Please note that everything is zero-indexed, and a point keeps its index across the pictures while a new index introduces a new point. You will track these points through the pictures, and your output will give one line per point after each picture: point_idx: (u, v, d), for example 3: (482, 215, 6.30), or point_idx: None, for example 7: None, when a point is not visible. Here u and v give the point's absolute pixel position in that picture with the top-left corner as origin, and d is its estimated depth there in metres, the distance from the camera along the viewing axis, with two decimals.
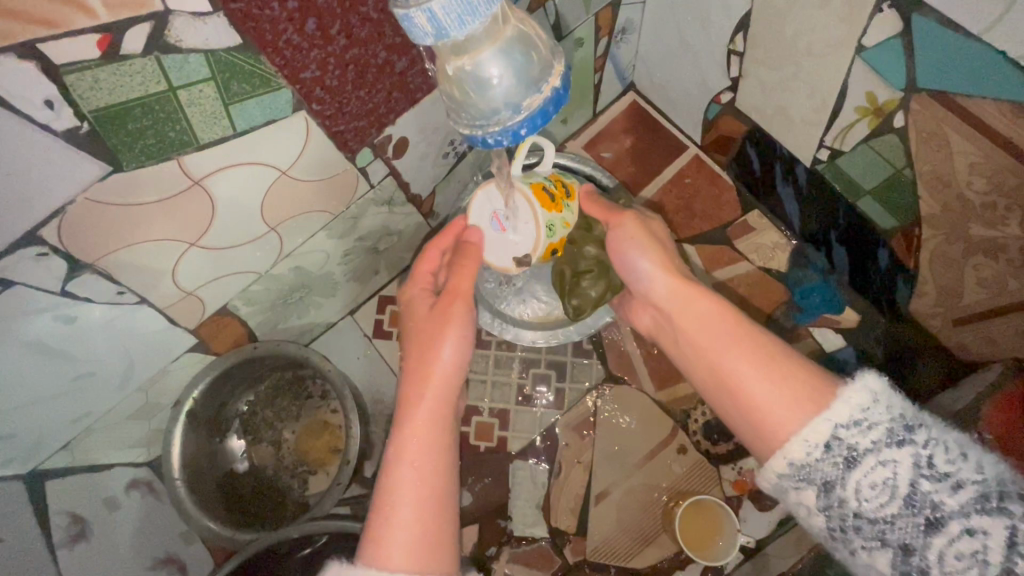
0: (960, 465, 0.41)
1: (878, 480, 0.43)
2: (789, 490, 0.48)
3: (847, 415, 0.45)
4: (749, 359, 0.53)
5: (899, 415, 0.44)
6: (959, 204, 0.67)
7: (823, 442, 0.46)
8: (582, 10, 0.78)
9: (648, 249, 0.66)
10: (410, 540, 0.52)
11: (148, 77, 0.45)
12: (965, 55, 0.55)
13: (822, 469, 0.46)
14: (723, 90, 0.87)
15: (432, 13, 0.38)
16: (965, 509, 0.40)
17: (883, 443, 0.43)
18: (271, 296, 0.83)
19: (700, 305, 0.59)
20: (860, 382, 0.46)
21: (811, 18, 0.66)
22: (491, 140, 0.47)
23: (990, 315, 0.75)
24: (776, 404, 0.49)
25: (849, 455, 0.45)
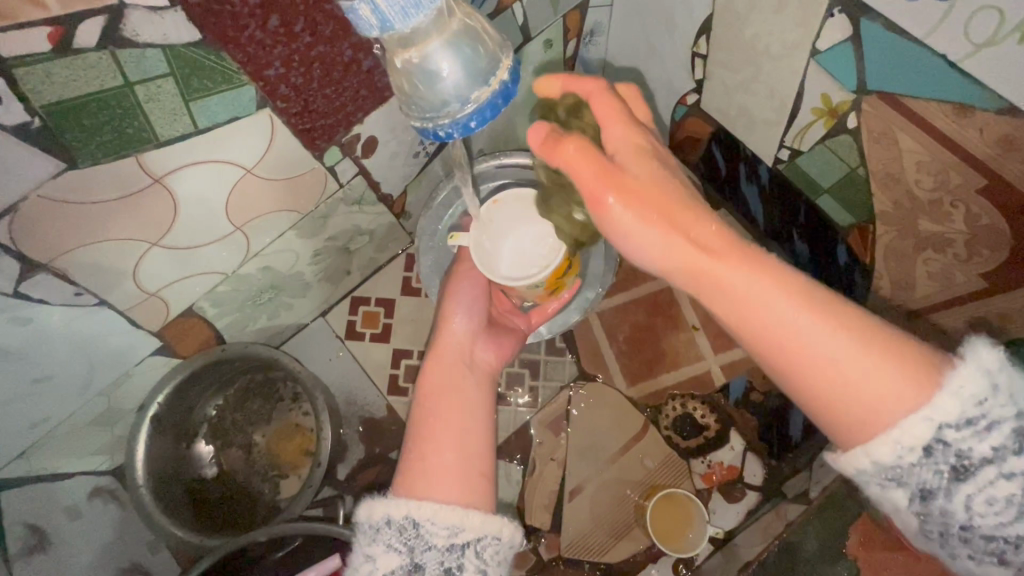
0: None
1: (999, 494, 0.40)
2: (872, 486, 0.44)
3: (958, 414, 0.41)
4: (829, 328, 0.44)
5: (1022, 410, 0.40)
6: (909, 201, 0.70)
7: (921, 446, 0.41)
8: (550, 12, 0.79)
9: (651, 205, 0.49)
10: (449, 473, 0.54)
11: (103, 72, 0.44)
12: (909, 57, 0.58)
13: (920, 475, 0.41)
14: (689, 92, 0.90)
15: (376, 4, 0.38)
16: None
17: (1002, 451, 0.40)
18: (239, 297, 0.82)
19: (742, 262, 0.47)
20: (972, 364, 0.41)
21: (768, 22, 0.68)
22: (441, 133, 0.47)
23: (938, 309, 0.77)
24: (876, 382, 0.43)
25: (958, 463, 0.40)
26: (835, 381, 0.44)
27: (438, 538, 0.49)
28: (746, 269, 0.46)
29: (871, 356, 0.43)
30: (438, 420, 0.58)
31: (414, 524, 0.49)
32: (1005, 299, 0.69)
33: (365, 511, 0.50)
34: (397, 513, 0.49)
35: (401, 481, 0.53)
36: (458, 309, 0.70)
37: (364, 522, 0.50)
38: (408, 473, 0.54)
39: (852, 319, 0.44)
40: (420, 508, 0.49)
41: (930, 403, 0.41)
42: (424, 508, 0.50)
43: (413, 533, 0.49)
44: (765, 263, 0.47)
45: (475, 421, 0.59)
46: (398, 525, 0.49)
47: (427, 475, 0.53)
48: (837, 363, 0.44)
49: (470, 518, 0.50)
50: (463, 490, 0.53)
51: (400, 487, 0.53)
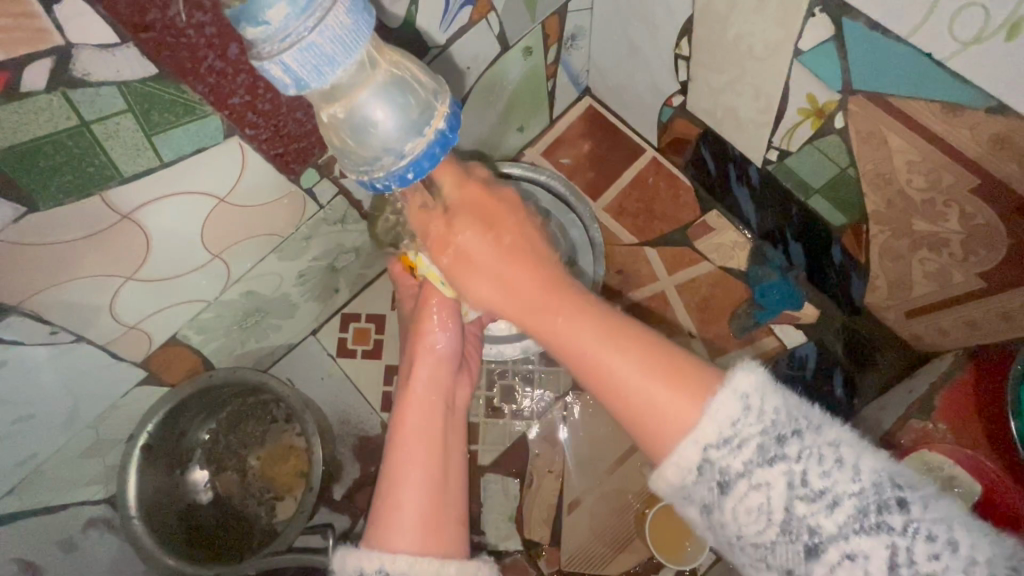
0: (835, 478, 0.38)
1: (753, 506, 0.39)
2: (681, 507, 0.44)
3: (715, 434, 0.40)
4: (625, 353, 0.46)
5: (771, 425, 0.39)
6: (902, 200, 0.68)
7: (693, 467, 0.41)
8: (527, 19, 0.77)
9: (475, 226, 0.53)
10: (411, 523, 0.52)
11: (56, 113, 0.44)
12: (891, 57, 0.56)
13: (699, 492, 0.41)
14: (674, 94, 0.88)
15: (286, 64, 0.37)
16: (844, 530, 0.37)
17: (754, 464, 0.39)
18: (224, 322, 0.81)
19: (559, 280, 0.51)
20: (729, 389, 0.41)
21: (748, 22, 0.66)
22: (379, 186, 0.46)
23: (939, 308, 0.76)
24: (663, 401, 0.43)
25: (722, 480, 0.40)
26: (630, 403, 0.45)
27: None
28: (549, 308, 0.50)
29: (666, 380, 0.44)
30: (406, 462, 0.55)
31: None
32: (1005, 298, 0.68)
33: (338, 563, 0.49)
34: (370, 566, 0.48)
35: (373, 526, 0.52)
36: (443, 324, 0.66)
37: (338, 573, 0.48)
38: (381, 517, 0.52)
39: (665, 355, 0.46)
40: (393, 561, 0.48)
41: (705, 421, 0.41)
42: (399, 561, 0.48)
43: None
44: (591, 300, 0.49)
45: (445, 459, 0.57)
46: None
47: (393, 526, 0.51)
48: (628, 383, 0.45)
49: (448, 569, 0.49)
50: (428, 537, 0.51)
51: (373, 536, 0.51)
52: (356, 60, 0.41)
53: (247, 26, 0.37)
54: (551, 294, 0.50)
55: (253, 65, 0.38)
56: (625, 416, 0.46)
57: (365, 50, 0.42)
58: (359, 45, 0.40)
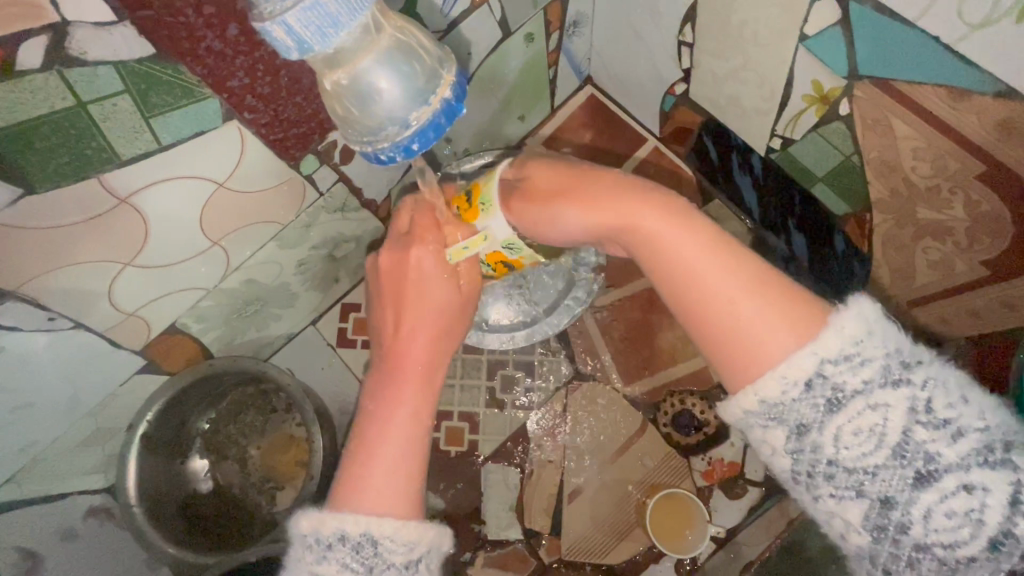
0: (960, 412, 0.40)
1: (865, 426, 0.40)
2: (754, 428, 0.45)
3: (836, 349, 0.42)
4: (733, 271, 0.46)
5: (894, 350, 0.41)
6: (906, 188, 0.68)
7: (802, 381, 0.42)
8: (529, 5, 0.77)
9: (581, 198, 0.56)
10: (387, 486, 0.50)
11: (53, 93, 0.43)
12: (898, 40, 0.55)
13: (800, 411, 0.42)
14: (676, 82, 0.87)
15: (289, 25, 0.37)
16: (964, 462, 0.38)
17: (874, 385, 0.41)
18: (223, 311, 0.81)
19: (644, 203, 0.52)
20: (855, 309, 0.42)
21: (753, 7, 0.65)
22: (384, 157, 0.46)
23: (941, 297, 0.76)
24: (754, 318, 0.44)
25: (834, 397, 0.41)
26: (736, 331, 0.45)
27: (397, 556, 0.47)
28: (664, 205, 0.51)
29: (772, 314, 0.44)
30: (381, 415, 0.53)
31: (371, 542, 0.47)
32: (1009, 287, 0.67)
33: (313, 524, 0.47)
34: (353, 529, 0.47)
35: (337, 491, 0.50)
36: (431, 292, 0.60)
37: (311, 538, 0.47)
38: (345, 483, 0.50)
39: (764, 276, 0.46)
40: (378, 525, 0.47)
41: (829, 334, 0.42)
42: (383, 525, 0.47)
43: (370, 551, 0.47)
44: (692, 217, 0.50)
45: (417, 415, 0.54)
46: (355, 541, 0.47)
47: (368, 484, 0.49)
48: (727, 292, 0.46)
49: (425, 533, 0.48)
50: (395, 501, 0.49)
51: (341, 500, 0.49)
52: (360, 24, 0.40)
53: None
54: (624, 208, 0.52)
55: (253, 25, 0.37)
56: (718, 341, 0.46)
57: (369, 13, 0.41)
58: (363, 6, 0.39)
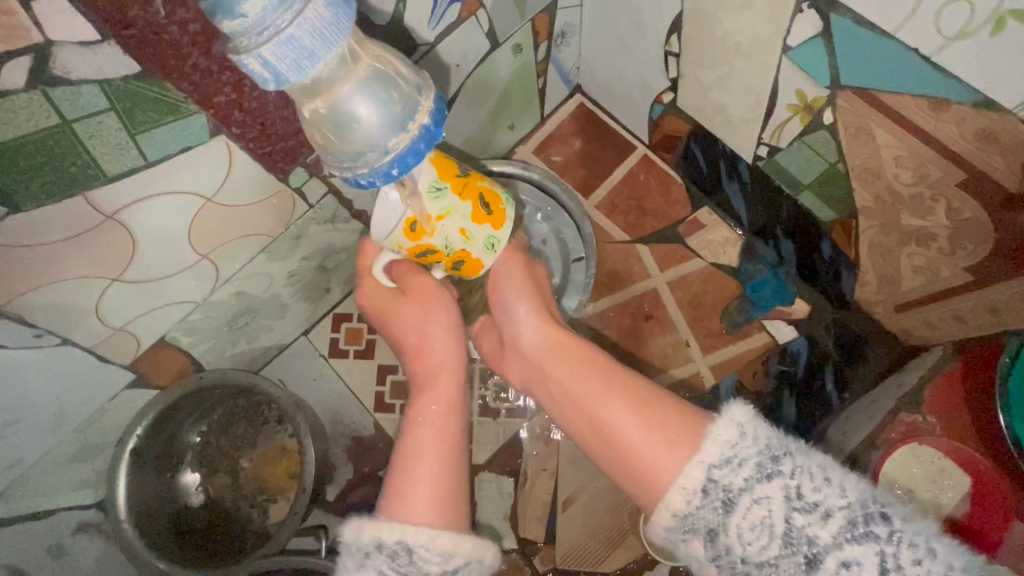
0: (826, 492, 0.41)
1: (756, 521, 0.42)
2: (678, 543, 0.46)
3: (717, 454, 0.44)
4: (622, 401, 0.53)
5: (766, 446, 0.43)
6: (890, 196, 0.69)
7: (698, 489, 0.44)
8: (517, 16, 0.77)
9: (523, 294, 0.65)
10: (425, 499, 0.51)
11: (37, 112, 0.43)
12: (878, 52, 0.56)
13: (705, 516, 0.44)
14: (664, 91, 0.88)
15: (265, 58, 0.37)
16: (837, 540, 0.39)
17: (753, 481, 0.42)
18: (213, 324, 0.80)
19: (576, 348, 0.61)
20: (725, 417, 0.44)
21: (737, 18, 0.66)
22: (363, 182, 0.46)
23: (926, 302, 0.77)
24: (652, 445, 0.48)
25: (726, 497, 0.43)
26: (629, 447, 0.50)
27: (432, 565, 0.48)
28: (570, 359, 0.60)
29: (660, 436, 0.49)
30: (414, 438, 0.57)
31: (408, 550, 0.48)
32: (994, 291, 0.68)
33: (353, 533, 0.49)
34: (389, 536, 0.48)
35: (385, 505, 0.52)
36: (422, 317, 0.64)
37: (353, 547, 0.48)
38: (391, 500, 0.52)
39: (648, 396, 0.53)
40: (412, 533, 0.48)
41: (707, 443, 0.45)
42: (417, 533, 0.48)
43: (405, 560, 0.48)
44: (598, 365, 0.58)
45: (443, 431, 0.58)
46: (391, 550, 0.48)
47: (410, 498, 0.51)
48: (619, 421, 0.52)
49: (461, 544, 0.49)
50: (437, 510, 0.51)
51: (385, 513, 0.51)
52: (339, 54, 0.41)
53: (224, 19, 0.37)
54: (563, 349, 0.61)
55: (231, 58, 0.38)
56: (628, 468, 0.50)
57: (347, 44, 0.42)
58: (340, 37, 0.39)
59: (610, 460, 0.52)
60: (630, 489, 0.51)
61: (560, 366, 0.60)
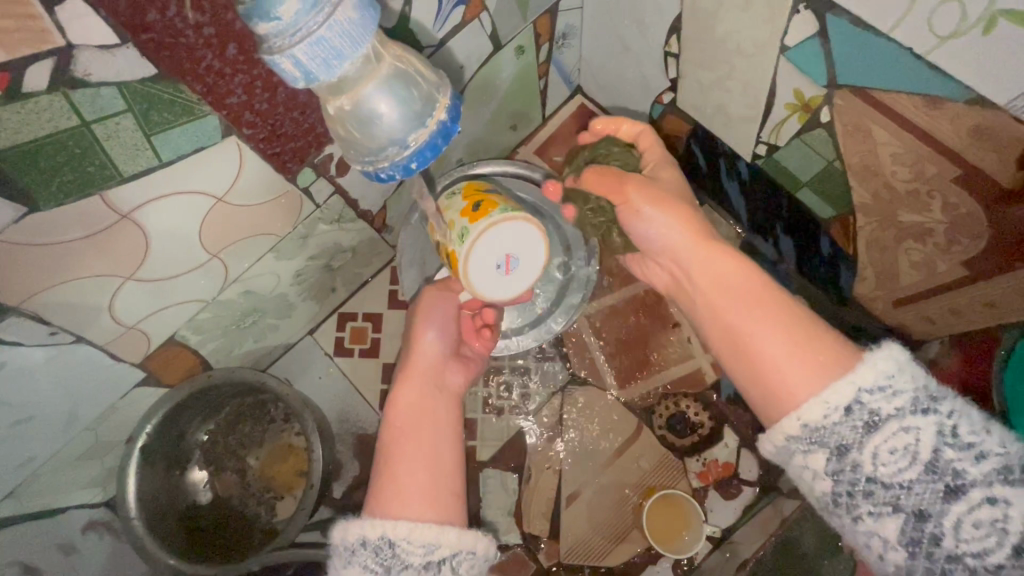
0: (984, 438, 0.43)
1: (899, 446, 0.45)
2: (798, 454, 0.50)
3: (872, 380, 0.47)
4: (773, 318, 0.55)
5: (923, 386, 0.46)
6: (886, 192, 0.70)
7: (843, 406, 0.47)
8: (519, 19, 0.79)
9: (668, 213, 0.65)
10: (416, 495, 0.55)
11: (57, 114, 0.44)
12: (873, 51, 0.57)
13: (839, 433, 0.47)
14: (664, 91, 0.89)
15: (297, 58, 0.39)
16: (988, 478, 0.42)
17: (907, 410, 0.45)
18: (222, 322, 0.81)
19: (727, 259, 0.61)
20: (884, 351, 0.48)
21: (735, 20, 0.67)
22: (383, 175, 0.48)
23: (924, 296, 0.78)
24: (799, 362, 0.51)
25: (871, 420, 0.46)
26: (769, 360, 0.53)
27: (415, 557, 0.50)
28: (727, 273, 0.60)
29: (810, 356, 0.51)
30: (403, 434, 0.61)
31: (390, 544, 0.50)
32: (988, 286, 0.69)
33: (340, 533, 0.52)
34: (372, 533, 0.51)
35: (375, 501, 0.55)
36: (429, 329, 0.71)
37: (340, 546, 0.51)
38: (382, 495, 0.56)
39: (803, 317, 0.54)
40: (395, 528, 0.51)
41: (863, 368, 0.47)
42: (400, 528, 0.51)
43: (389, 552, 0.50)
44: (758, 280, 0.58)
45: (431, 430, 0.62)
46: (374, 545, 0.50)
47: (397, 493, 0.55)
48: (772, 337, 0.54)
49: (445, 536, 0.52)
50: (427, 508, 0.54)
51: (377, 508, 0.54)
52: (363, 54, 0.42)
53: (259, 21, 0.38)
54: (712, 260, 0.62)
55: (262, 57, 0.39)
56: (757, 377, 0.54)
57: (370, 44, 0.43)
58: (366, 38, 0.41)
59: (742, 367, 0.56)
60: (753, 400, 0.55)
61: (714, 280, 0.61)
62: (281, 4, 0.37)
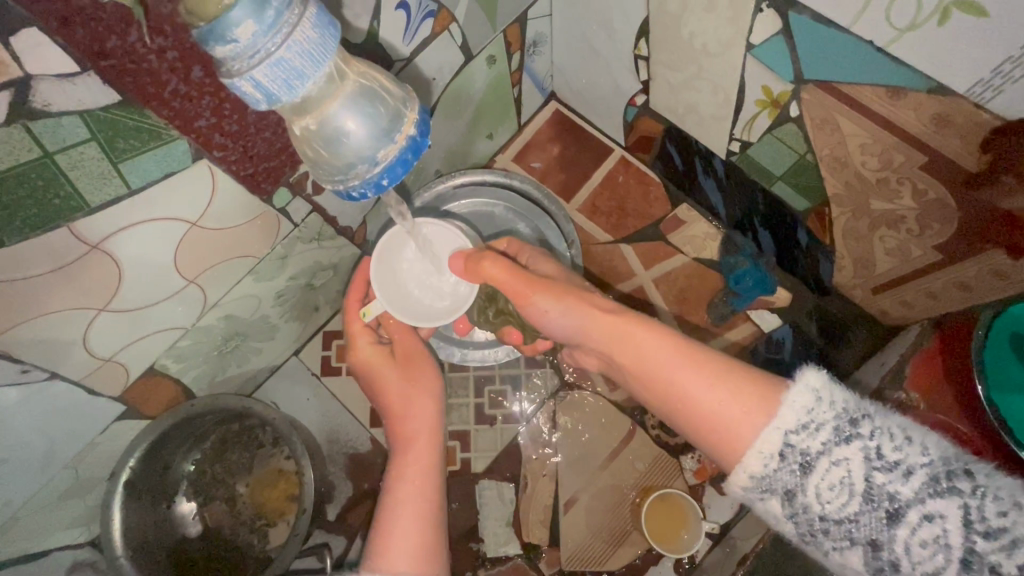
0: (907, 451, 0.42)
1: (835, 480, 0.43)
2: (756, 501, 0.48)
3: (794, 420, 0.46)
4: (695, 373, 0.55)
5: (843, 410, 0.45)
6: (857, 182, 0.71)
7: (775, 452, 0.46)
8: (489, 28, 0.79)
9: (567, 306, 0.67)
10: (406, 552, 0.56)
11: (17, 146, 0.43)
12: (837, 46, 0.58)
13: (781, 478, 0.46)
14: (636, 93, 0.90)
15: (257, 80, 0.38)
16: (920, 495, 0.40)
17: (831, 443, 0.44)
18: (203, 349, 0.80)
19: (638, 320, 0.62)
20: (799, 383, 0.47)
21: (701, 21, 0.68)
22: (355, 194, 0.48)
23: (900, 282, 0.80)
24: (734, 410, 0.51)
25: (804, 460, 0.45)
26: (705, 415, 0.53)
27: None
28: (636, 340, 0.61)
29: (739, 400, 0.51)
30: (399, 495, 0.61)
31: None
32: (960, 269, 0.70)
33: None
34: None
35: (370, 561, 0.56)
36: (425, 393, 0.69)
37: None
38: (374, 554, 0.56)
39: (722, 366, 0.54)
40: None
41: (783, 410, 0.47)
42: None
43: None
44: (670, 335, 0.59)
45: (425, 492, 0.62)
46: None
47: (393, 552, 0.56)
48: (701, 391, 0.54)
49: None
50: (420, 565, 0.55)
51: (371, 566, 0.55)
52: (326, 73, 0.42)
53: (214, 45, 0.37)
54: (623, 324, 0.62)
55: (222, 81, 0.39)
56: (703, 433, 0.53)
57: (332, 63, 0.43)
58: (327, 57, 0.40)
59: (689, 426, 0.55)
60: (711, 457, 0.53)
61: (630, 343, 0.61)
62: (237, 26, 0.36)
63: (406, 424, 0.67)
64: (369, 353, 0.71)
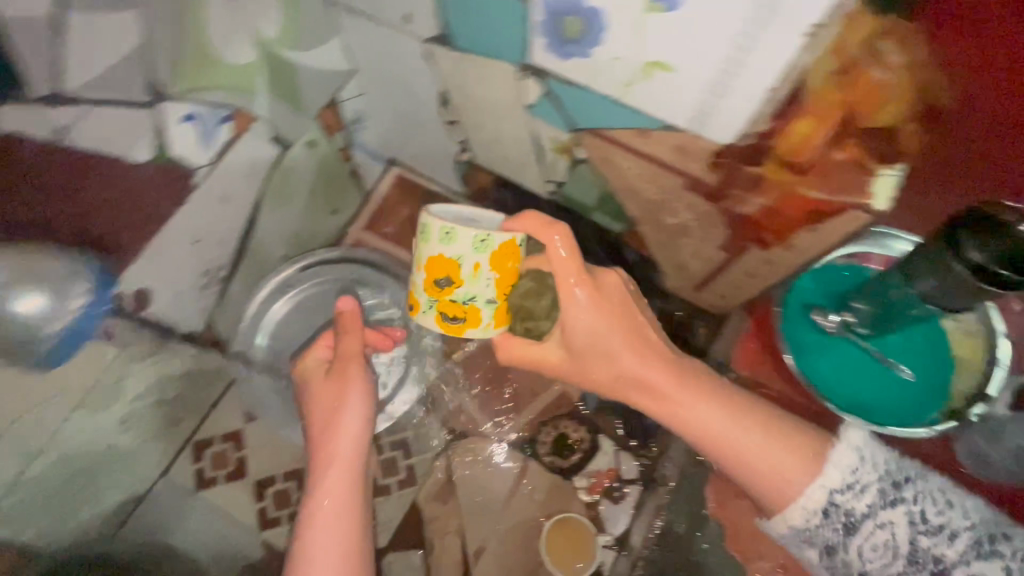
0: (949, 515, 0.53)
1: (879, 543, 0.55)
2: (797, 546, 0.60)
3: (840, 481, 0.56)
4: (718, 406, 0.61)
5: (885, 473, 0.56)
6: (647, 205, 0.82)
7: (820, 510, 0.56)
8: (298, 116, 0.84)
9: (597, 313, 0.63)
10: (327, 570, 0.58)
11: None
12: (587, 100, 0.67)
13: (824, 534, 0.57)
14: (459, 151, 0.98)
15: None
16: (964, 557, 0.52)
17: (876, 506, 0.55)
18: (40, 503, 0.72)
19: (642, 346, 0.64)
20: (842, 442, 0.58)
21: (483, 89, 0.77)
22: None
23: (711, 277, 0.90)
24: (783, 458, 0.58)
25: (848, 522, 0.55)
26: (739, 452, 0.60)
27: None
28: (684, 381, 0.63)
29: (780, 451, 0.59)
30: (326, 512, 0.62)
31: None
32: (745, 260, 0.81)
33: None
34: None
35: None
36: (354, 407, 0.68)
37: None
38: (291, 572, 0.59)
39: (751, 409, 0.62)
40: None
41: (828, 470, 0.57)
42: None
43: None
44: (690, 373, 0.64)
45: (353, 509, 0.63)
46: None
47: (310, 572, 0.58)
48: (734, 434, 0.60)
49: None
50: None
51: None
52: None
53: None
54: (610, 332, 0.63)
55: None
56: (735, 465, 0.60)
57: None
58: None
59: (720, 457, 0.62)
60: (745, 489, 0.61)
61: (644, 372, 0.63)
62: None
63: (342, 434, 0.67)
64: (314, 368, 0.74)
